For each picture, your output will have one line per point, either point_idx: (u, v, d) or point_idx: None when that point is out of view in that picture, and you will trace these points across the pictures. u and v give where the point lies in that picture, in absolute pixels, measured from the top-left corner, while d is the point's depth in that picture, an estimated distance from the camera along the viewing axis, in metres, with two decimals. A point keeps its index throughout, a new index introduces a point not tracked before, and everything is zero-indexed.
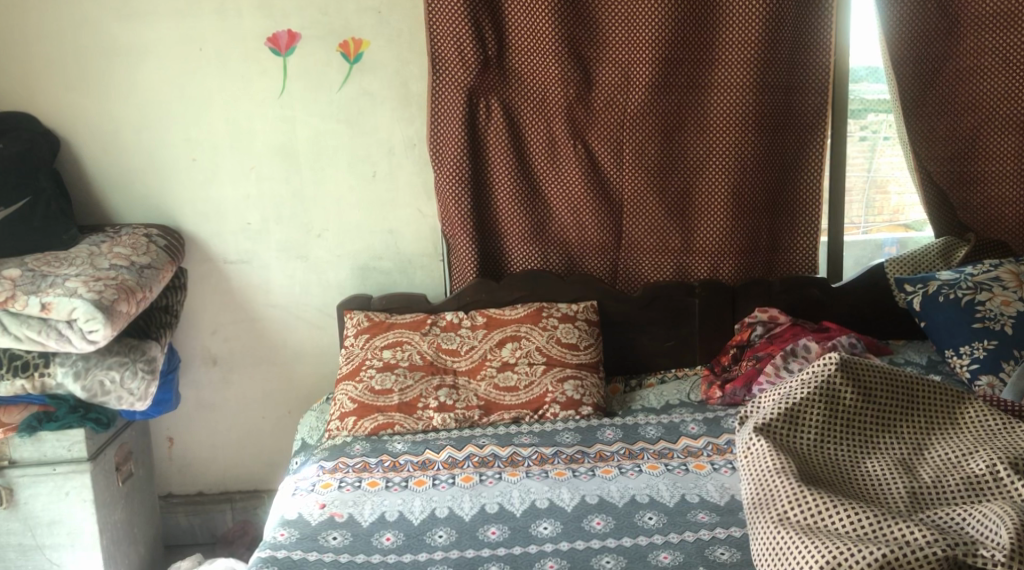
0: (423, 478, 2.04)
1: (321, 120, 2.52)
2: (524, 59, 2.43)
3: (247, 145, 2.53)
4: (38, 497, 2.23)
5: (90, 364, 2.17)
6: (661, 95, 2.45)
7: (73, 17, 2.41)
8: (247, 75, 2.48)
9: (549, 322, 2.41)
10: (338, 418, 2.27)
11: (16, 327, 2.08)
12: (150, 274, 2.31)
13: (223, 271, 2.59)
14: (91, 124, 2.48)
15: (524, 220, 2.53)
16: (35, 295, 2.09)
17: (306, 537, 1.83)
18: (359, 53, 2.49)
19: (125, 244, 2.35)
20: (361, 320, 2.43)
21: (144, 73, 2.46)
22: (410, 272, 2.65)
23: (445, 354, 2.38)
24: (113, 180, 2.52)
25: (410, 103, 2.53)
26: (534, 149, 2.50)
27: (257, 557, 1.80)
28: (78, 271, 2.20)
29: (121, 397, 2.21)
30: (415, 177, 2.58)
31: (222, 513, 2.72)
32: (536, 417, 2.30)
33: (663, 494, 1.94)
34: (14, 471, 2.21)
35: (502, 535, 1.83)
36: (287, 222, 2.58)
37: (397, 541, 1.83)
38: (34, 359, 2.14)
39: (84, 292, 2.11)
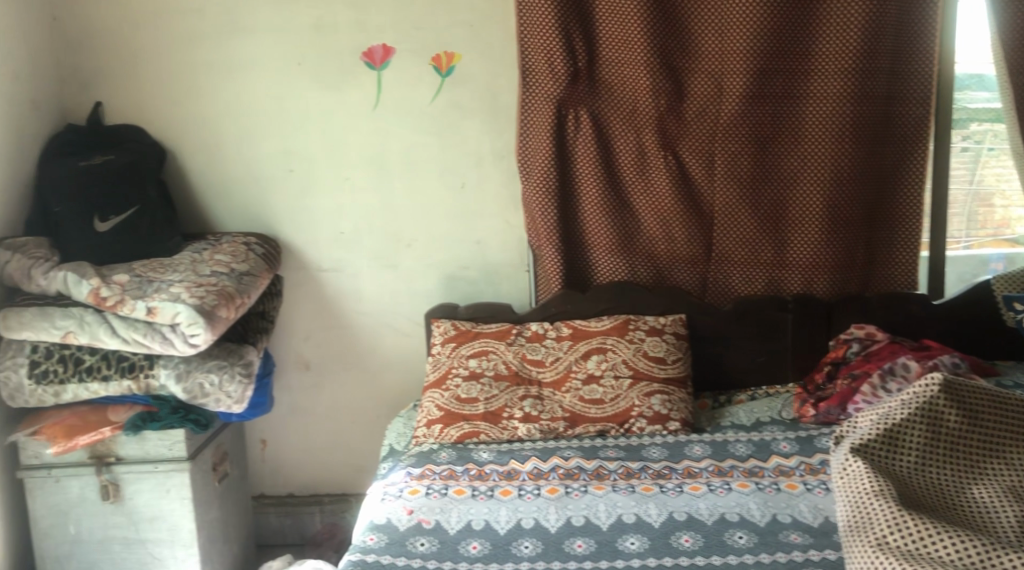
0: (509, 488, 2.05)
1: (413, 132, 2.57)
2: (614, 70, 2.43)
3: (341, 157, 2.59)
4: (141, 493, 2.31)
5: (191, 366, 2.26)
6: (754, 106, 2.41)
7: (181, 35, 2.52)
8: (342, 89, 2.55)
9: (636, 334, 2.39)
10: (424, 425, 2.30)
11: (125, 330, 2.18)
12: (248, 281, 2.39)
13: (317, 279, 2.66)
14: (195, 137, 2.59)
15: (612, 232, 2.52)
16: (142, 300, 2.18)
17: (394, 542, 1.86)
18: (451, 66, 2.52)
19: (225, 252, 2.44)
20: (448, 329, 2.45)
21: (245, 87, 2.55)
22: (497, 282, 2.67)
23: (531, 365, 2.38)
24: (214, 190, 2.62)
25: (500, 116, 2.55)
26: (623, 159, 2.49)
27: (347, 560, 1.83)
28: (181, 277, 2.29)
29: (220, 399, 2.28)
30: (503, 189, 2.60)
31: (311, 516, 2.78)
32: (622, 430, 2.29)
33: (754, 513, 1.90)
34: (119, 467, 2.29)
35: (589, 549, 1.82)
36: (378, 231, 2.63)
37: (483, 550, 1.84)
38: (140, 360, 2.24)
39: (187, 297, 2.20)
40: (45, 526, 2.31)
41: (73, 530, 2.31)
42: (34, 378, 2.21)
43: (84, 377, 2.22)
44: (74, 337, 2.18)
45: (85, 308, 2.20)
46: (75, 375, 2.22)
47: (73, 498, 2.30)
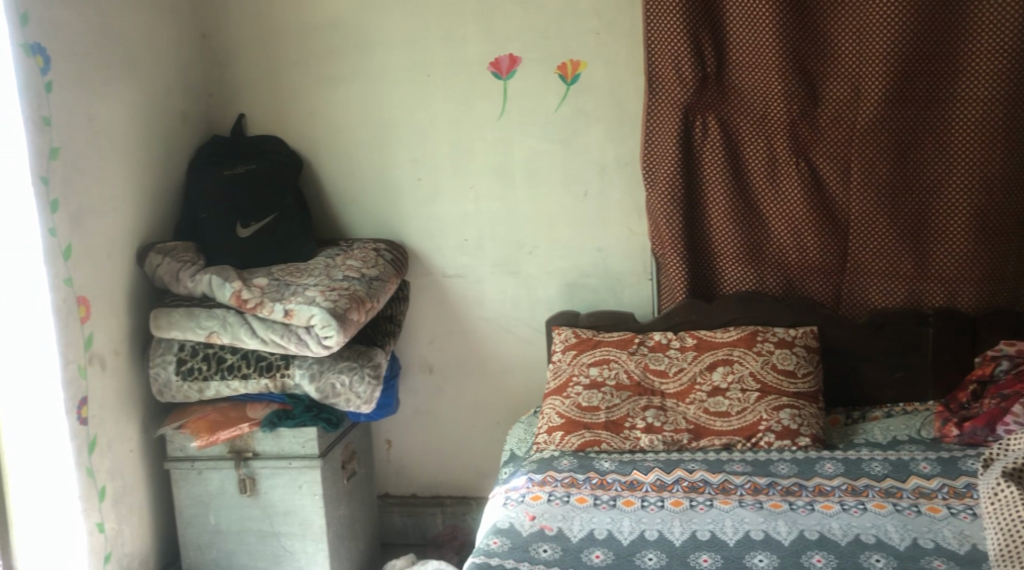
0: (631, 498, 2.03)
1: (537, 140, 2.59)
2: (745, 75, 2.38)
3: (467, 165, 2.64)
4: (275, 487, 2.40)
5: (323, 367, 2.35)
6: (895, 110, 2.31)
7: (318, 48, 2.64)
8: (469, 99, 2.59)
9: (764, 347, 2.33)
10: (545, 432, 2.30)
11: (263, 331, 2.28)
12: (378, 286, 2.46)
13: (441, 284, 2.72)
14: (329, 146, 2.69)
15: (740, 240, 2.46)
16: (280, 303, 2.28)
17: (518, 547, 1.87)
18: (576, 74, 2.53)
19: (356, 258, 2.52)
20: (569, 337, 2.45)
21: (377, 98, 2.64)
22: (619, 290, 2.64)
23: (654, 375, 2.35)
24: (346, 197, 2.71)
25: (625, 123, 2.54)
26: (753, 166, 2.43)
27: (472, 562, 1.85)
28: (316, 281, 2.38)
29: (349, 399, 2.37)
30: (627, 196, 2.58)
31: (433, 517, 2.83)
32: (749, 445, 2.23)
33: (892, 536, 1.82)
34: (256, 462, 2.39)
35: (715, 563, 1.78)
36: (502, 238, 2.66)
37: (607, 560, 1.82)
38: (277, 360, 2.34)
39: (321, 301, 2.28)
40: (188, 514, 2.43)
41: (214, 520, 2.43)
42: (180, 375, 2.34)
43: (226, 374, 2.34)
44: (217, 337, 2.30)
45: (227, 310, 2.32)
46: (217, 372, 2.34)
47: (214, 490, 2.42)
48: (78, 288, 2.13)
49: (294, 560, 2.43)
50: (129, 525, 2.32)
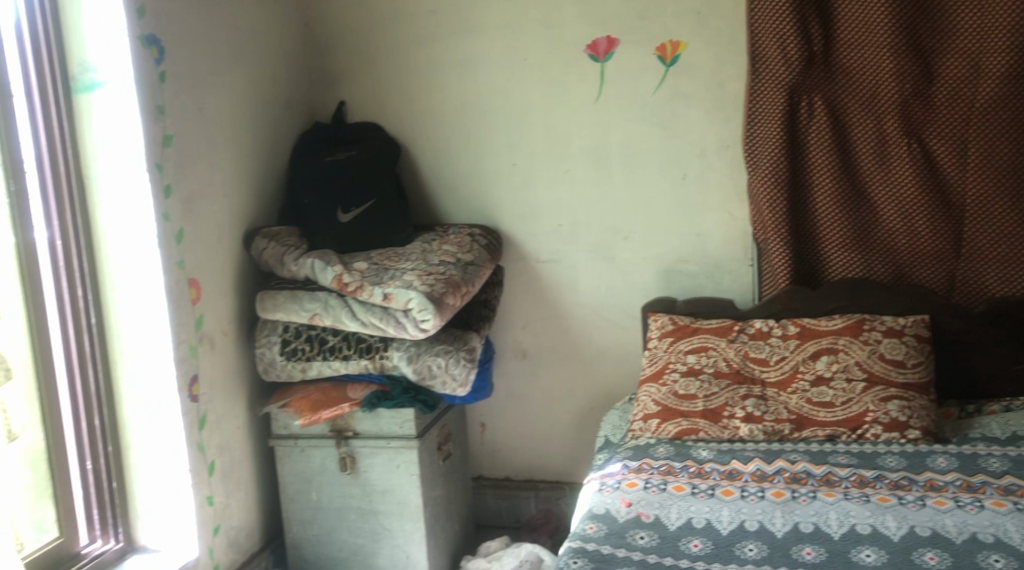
0: (730, 488, 1.99)
1: (634, 123, 2.55)
2: (854, 52, 2.29)
3: (563, 149, 2.62)
4: (374, 467, 2.45)
5: (420, 350, 2.38)
6: (1017, 87, 2.19)
7: (417, 34, 2.67)
8: (566, 82, 2.58)
9: (872, 336, 2.25)
10: (641, 419, 2.28)
11: (363, 314, 2.33)
12: (473, 271, 2.47)
13: (536, 270, 2.71)
14: (426, 132, 2.72)
15: (847, 225, 2.38)
16: (379, 286, 2.33)
17: (614, 533, 1.86)
18: (676, 55, 2.49)
19: (452, 243, 2.54)
20: (666, 324, 2.41)
21: (474, 83, 2.65)
22: (718, 276, 2.59)
23: (754, 364, 2.30)
24: (442, 182, 2.74)
25: (727, 104, 2.48)
26: (861, 149, 2.34)
27: (567, 546, 1.84)
28: (412, 266, 2.41)
29: (446, 381, 2.39)
30: (727, 179, 2.52)
31: (526, 500, 2.84)
32: (854, 437, 2.16)
33: (1012, 536, 1.73)
34: (356, 441, 2.45)
35: (819, 557, 1.73)
36: (597, 223, 2.64)
37: (705, 549, 1.79)
38: (375, 342, 2.39)
39: (418, 285, 2.32)
40: (292, 490, 2.52)
41: (315, 496, 2.50)
42: (285, 355, 2.41)
43: (328, 355, 2.41)
44: (320, 319, 2.37)
45: (329, 293, 2.39)
46: (319, 353, 2.41)
47: (316, 467, 2.49)
48: (189, 271, 2.22)
49: (391, 539, 2.47)
50: (236, 499, 2.40)
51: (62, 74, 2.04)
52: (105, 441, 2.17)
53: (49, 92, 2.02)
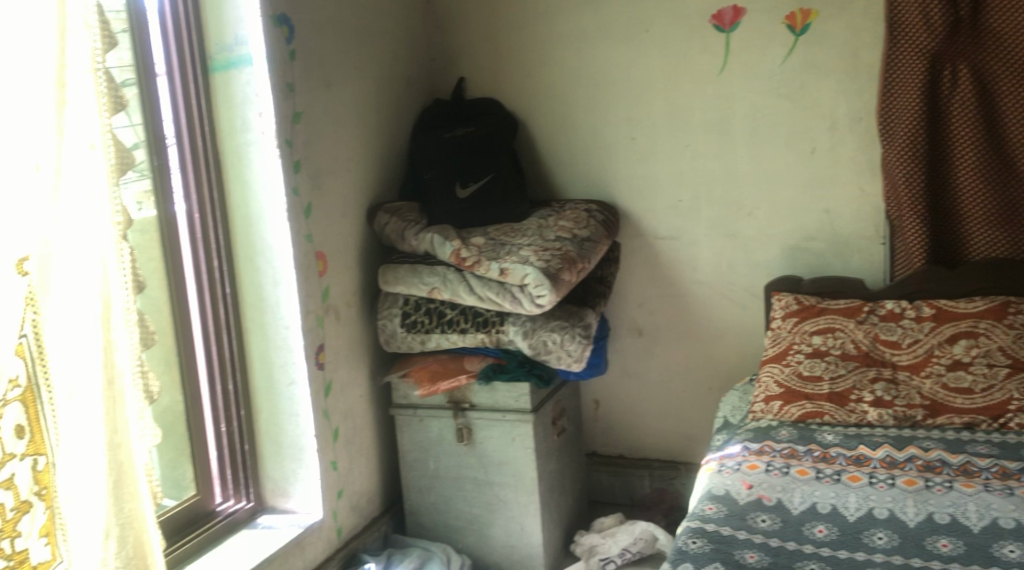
0: (858, 474, 1.92)
1: (760, 95, 2.48)
2: (1006, 16, 2.14)
3: (684, 123, 2.57)
4: (490, 439, 2.48)
5: (536, 325, 2.38)
6: None
7: (539, 8, 2.66)
8: (690, 54, 2.52)
9: (1017, 320, 2.13)
10: (762, 401, 2.22)
11: (480, 289, 2.36)
12: (589, 247, 2.46)
13: (654, 246, 2.68)
14: (545, 107, 2.71)
15: (991, 200, 2.24)
16: (496, 261, 2.34)
17: (734, 514, 1.82)
18: (806, 24, 2.39)
19: (568, 219, 2.53)
20: (790, 303, 2.35)
21: (595, 56, 2.62)
22: (846, 255, 2.48)
23: (884, 346, 2.21)
24: (560, 157, 2.73)
25: (860, 74, 2.37)
26: (1010, 120, 2.19)
27: (686, 526, 1.82)
28: (530, 241, 2.42)
29: (561, 356, 2.38)
30: (859, 154, 2.41)
31: (640, 478, 2.81)
32: (995, 426, 2.04)
33: None
34: (473, 413, 2.48)
35: (956, 550, 1.64)
36: (719, 199, 2.58)
37: (831, 535, 1.73)
38: (492, 316, 2.41)
39: (535, 261, 2.32)
40: (410, 459, 2.58)
41: (433, 465, 2.56)
42: (405, 327, 2.46)
43: (446, 328, 2.45)
44: (439, 293, 2.42)
45: (448, 267, 2.43)
46: (438, 326, 2.45)
47: (434, 437, 2.54)
48: (316, 244, 2.29)
49: (506, 510, 2.50)
50: (358, 465, 2.48)
51: (201, 54, 2.13)
52: (238, 405, 2.27)
53: (188, 70, 2.11)
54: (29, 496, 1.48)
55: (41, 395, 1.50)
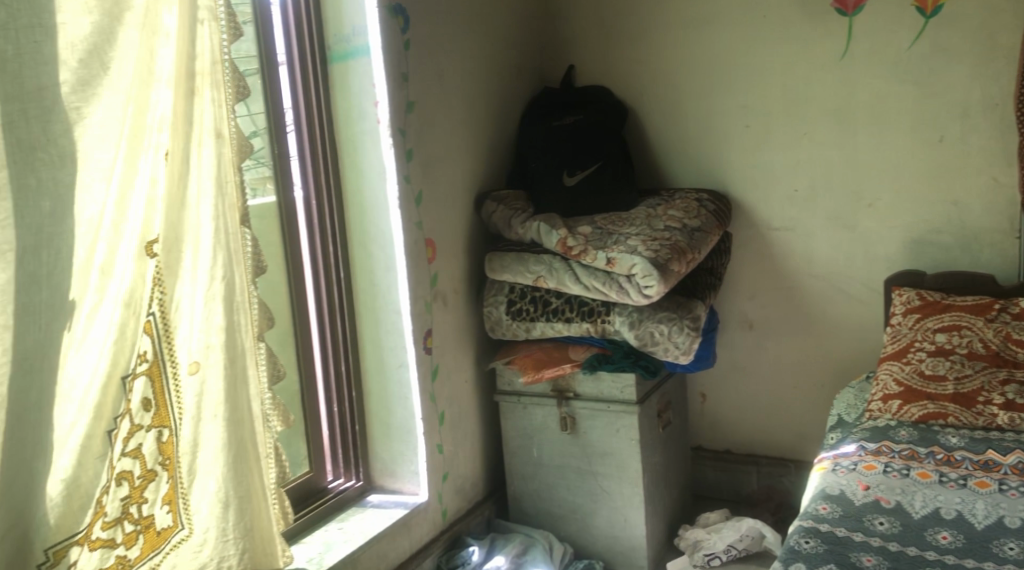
0: (986, 480, 1.83)
1: (885, 81, 2.38)
2: None
3: (802, 110, 2.48)
4: (594, 429, 2.47)
5: (643, 316, 2.35)
6: None
7: None
8: (810, 39, 2.44)
9: None
10: (880, 399, 2.13)
11: (587, 278, 2.35)
12: (699, 237, 2.41)
13: (767, 237, 2.60)
14: (656, 95, 2.68)
15: None
16: (603, 250, 2.33)
17: (850, 515, 1.76)
18: (937, 6, 2.29)
19: (678, 208, 2.49)
20: (913, 298, 2.25)
21: (709, 43, 2.57)
22: (975, 249, 2.36)
23: (1016, 346, 2.10)
24: (670, 146, 2.69)
25: (996, 58, 2.24)
26: None
27: (798, 525, 1.77)
28: (638, 231, 2.39)
29: (668, 349, 2.33)
30: (992, 142, 2.29)
31: (747, 475, 2.75)
32: None
33: None
34: (577, 403, 2.48)
35: None
36: (837, 189, 2.49)
37: (956, 543, 1.65)
38: (598, 306, 2.40)
39: (642, 250, 2.29)
40: (514, 446, 2.60)
41: (537, 453, 2.57)
42: (510, 315, 2.47)
43: (551, 317, 2.45)
44: (544, 281, 2.42)
45: (554, 255, 2.43)
46: (543, 315, 2.46)
47: (538, 425, 2.55)
48: (426, 231, 2.32)
49: (609, 501, 2.48)
50: (463, 449, 2.51)
51: (321, 44, 2.19)
52: (349, 387, 2.33)
53: (308, 61, 2.17)
54: (155, 465, 1.56)
55: (166, 369, 1.57)
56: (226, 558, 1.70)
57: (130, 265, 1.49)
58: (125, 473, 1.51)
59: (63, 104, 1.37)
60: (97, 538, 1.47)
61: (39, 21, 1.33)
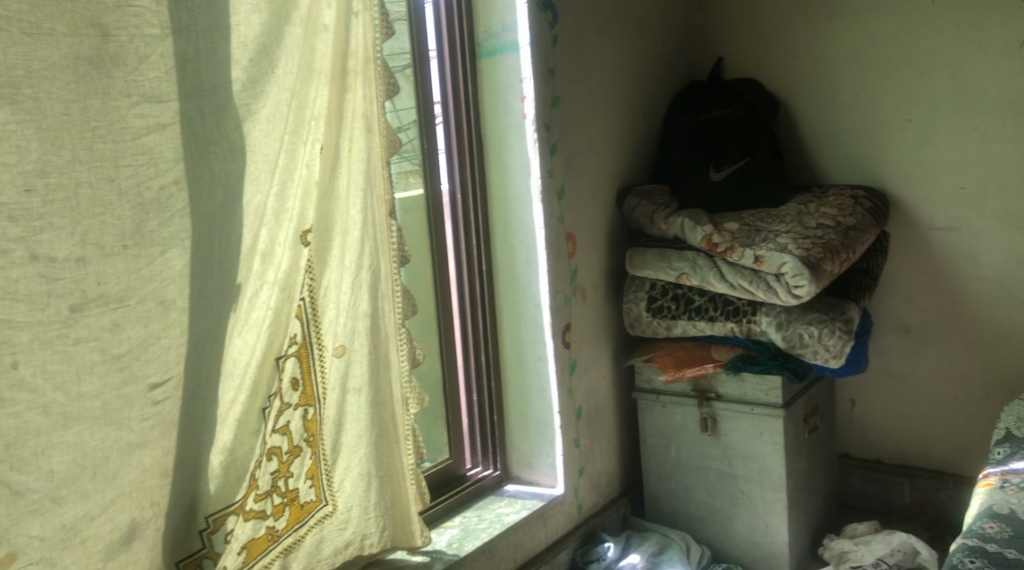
0: None
1: None
2: None
3: (972, 103, 2.34)
4: (736, 431, 2.41)
5: (792, 317, 2.27)
6: None
7: None
8: (984, 27, 2.30)
9: None
10: None
11: (732, 276, 2.29)
12: (854, 236, 2.30)
13: (928, 238, 2.46)
14: (811, 88, 2.58)
15: None
16: (751, 248, 2.26)
17: (1021, 537, 1.64)
18: None
19: (831, 205, 2.40)
20: None
21: (871, 33, 2.46)
22: None
23: None
24: (824, 141, 2.59)
25: None
26: None
27: (962, 544, 1.67)
28: (788, 229, 2.31)
29: (817, 351, 2.24)
30: None
31: (899, 487, 2.61)
32: None
33: None
34: (718, 404, 2.42)
35: None
36: (1010, 187, 2.33)
37: None
38: (744, 306, 2.34)
39: (793, 249, 2.21)
40: (652, 444, 2.57)
41: (675, 452, 2.53)
42: (650, 311, 2.44)
43: (693, 315, 2.41)
44: (687, 278, 2.38)
45: (698, 252, 2.38)
46: (685, 312, 2.42)
47: (677, 424, 2.51)
48: (567, 226, 2.32)
49: (751, 506, 2.41)
50: (599, 445, 2.50)
51: (470, 39, 2.22)
52: (488, 376, 2.36)
53: (457, 55, 2.21)
54: (300, 441, 1.63)
55: (313, 352, 1.64)
56: (369, 534, 1.80)
57: (287, 252, 1.56)
58: (275, 448, 1.58)
59: (234, 101, 1.44)
60: (250, 508, 1.55)
61: (216, 23, 1.41)
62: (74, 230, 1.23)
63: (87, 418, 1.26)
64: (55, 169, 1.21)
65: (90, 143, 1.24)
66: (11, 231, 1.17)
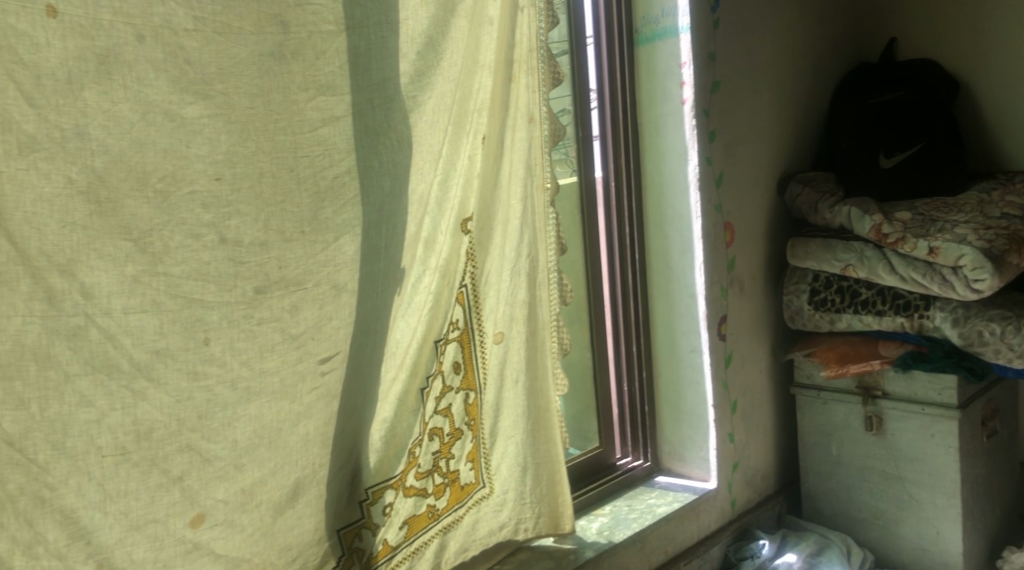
0: None
1: None
2: None
3: None
4: (904, 431, 2.28)
5: (970, 313, 2.13)
6: None
7: None
8: None
9: None
10: None
11: (903, 268, 2.16)
12: None
13: None
14: (995, 69, 2.44)
15: None
16: (924, 239, 2.14)
17: None
18: None
19: (1017, 193, 2.24)
20: None
21: None
22: None
23: None
24: (1010, 124, 2.44)
25: None
26: None
27: None
28: (967, 218, 2.17)
29: (999, 350, 2.10)
30: None
31: None
32: None
33: None
34: (885, 402, 2.30)
35: None
36: None
37: None
38: (915, 300, 2.20)
39: (973, 240, 2.07)
40: (811, 442, 2.48)
41: (836, 451, 2.43)
42: (812, 304, 2.36)
43: (859, 309, 2.30)
44: (853, 270, 2.26)
45: (865, 243, 2.27)
46: (850, 306, 2.31)
47: (839, 421, 2.41)
48: (726, 215, 2.27)
49: (920, 511, 2.29)
50: (754, 440, 2.44)
51: (629, 26, 2.20)
52: (640, 366, 2.34)
53: (615, 41, 2.19)
54: (461, 424, 1.68)
55: (475, 338, 1.68)
56: (523, 519, 1.83)
57: (448, 239, 1.60)
58: (436, 429, 1.64)
59: (402, 93, 1.49)
60: (411, 485, 1.62)
61: (386, 18, 1.46)
62: (259, 217, 1.31)
63: (265, 393, 1.35)
64: (242, 159, 1.29)
65: (273, 135, 1.32)
66: (204, 217, 1.26)
